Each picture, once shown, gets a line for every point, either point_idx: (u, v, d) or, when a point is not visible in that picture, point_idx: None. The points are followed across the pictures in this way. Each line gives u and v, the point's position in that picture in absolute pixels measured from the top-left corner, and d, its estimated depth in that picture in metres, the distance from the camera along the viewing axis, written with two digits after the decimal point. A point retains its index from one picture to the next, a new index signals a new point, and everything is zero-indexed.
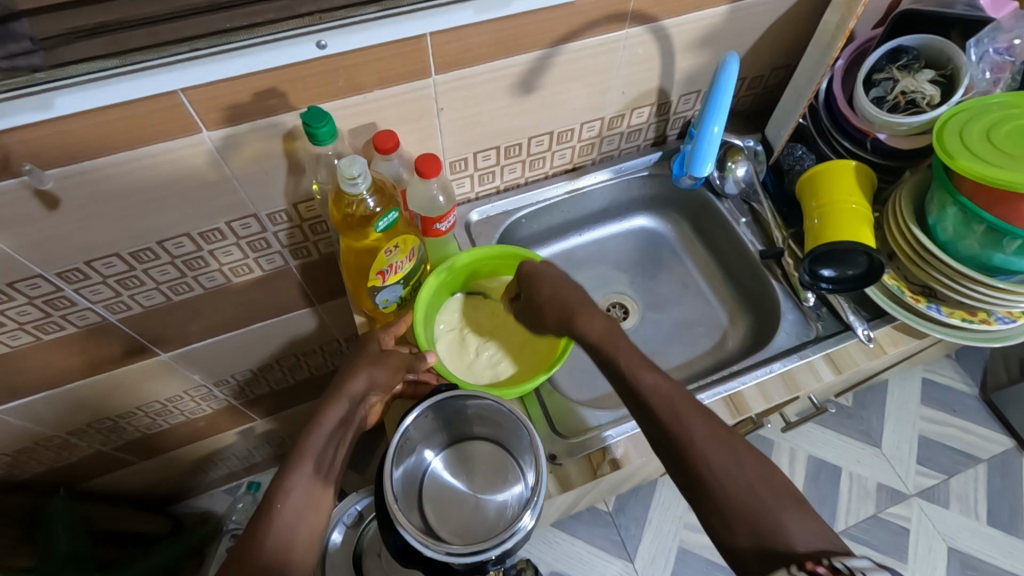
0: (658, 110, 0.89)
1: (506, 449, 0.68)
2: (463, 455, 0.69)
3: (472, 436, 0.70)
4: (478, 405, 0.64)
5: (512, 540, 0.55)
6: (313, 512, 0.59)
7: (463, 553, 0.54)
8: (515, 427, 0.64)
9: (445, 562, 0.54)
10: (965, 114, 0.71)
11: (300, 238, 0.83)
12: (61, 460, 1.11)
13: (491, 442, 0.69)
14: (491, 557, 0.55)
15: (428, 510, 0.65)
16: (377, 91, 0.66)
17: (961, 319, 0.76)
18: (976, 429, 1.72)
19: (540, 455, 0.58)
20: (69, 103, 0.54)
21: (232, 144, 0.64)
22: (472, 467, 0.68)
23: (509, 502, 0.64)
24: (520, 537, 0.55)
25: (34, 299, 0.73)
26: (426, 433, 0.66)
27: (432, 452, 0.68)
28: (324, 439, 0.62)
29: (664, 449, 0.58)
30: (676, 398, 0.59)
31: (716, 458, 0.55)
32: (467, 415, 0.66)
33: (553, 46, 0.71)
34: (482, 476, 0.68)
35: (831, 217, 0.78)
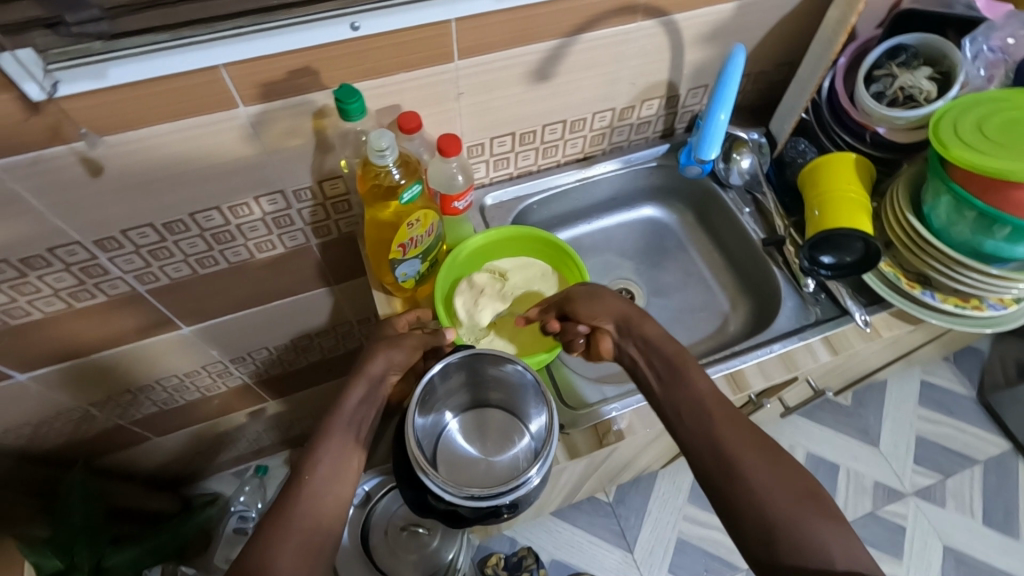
0: (667, 102, 0.93)
1: (517, 416, 0.71)
2: (478, 421, 0.73)
3: (486, 404, 0.73)
4: (495, 368, 0.67)
5: (524, 487, 0.58)
6: (333, 466, 0.63)
7: (479, 497, 0.57)
8: (528, 391, 0.67)
9: (462, 505, 0.57)
10: (959, 109, 0.75)
11: (322, 217, 0.87)
12: (80, 432, 1.15)
13: (503, 411, 0.73)
14: (505, 502, 0.58)
15: (443, 467, 0.68)
16: (403, 73, 0.70)
17: (954, 305, 0.80)
18: (974, 429, 1.74)
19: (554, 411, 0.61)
20: (121, 74, 0.58)
21: (266, 120, 0.68)
22: (485, 434, 0.72)
23: (518, 466, 0.68)
24: (532, 485, 0.58)
25: (70, 266, 0.77)
26: (446, 391, 0.70)
27: (449, 415, 0.72)
28: (348, 406, 0.66)
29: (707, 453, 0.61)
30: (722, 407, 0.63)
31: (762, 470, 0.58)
32: (484, 378, 0.70)
33: (569, 36, 0.75)
34: (493, 440, 0.71)
35: (831, 207, 0.82)
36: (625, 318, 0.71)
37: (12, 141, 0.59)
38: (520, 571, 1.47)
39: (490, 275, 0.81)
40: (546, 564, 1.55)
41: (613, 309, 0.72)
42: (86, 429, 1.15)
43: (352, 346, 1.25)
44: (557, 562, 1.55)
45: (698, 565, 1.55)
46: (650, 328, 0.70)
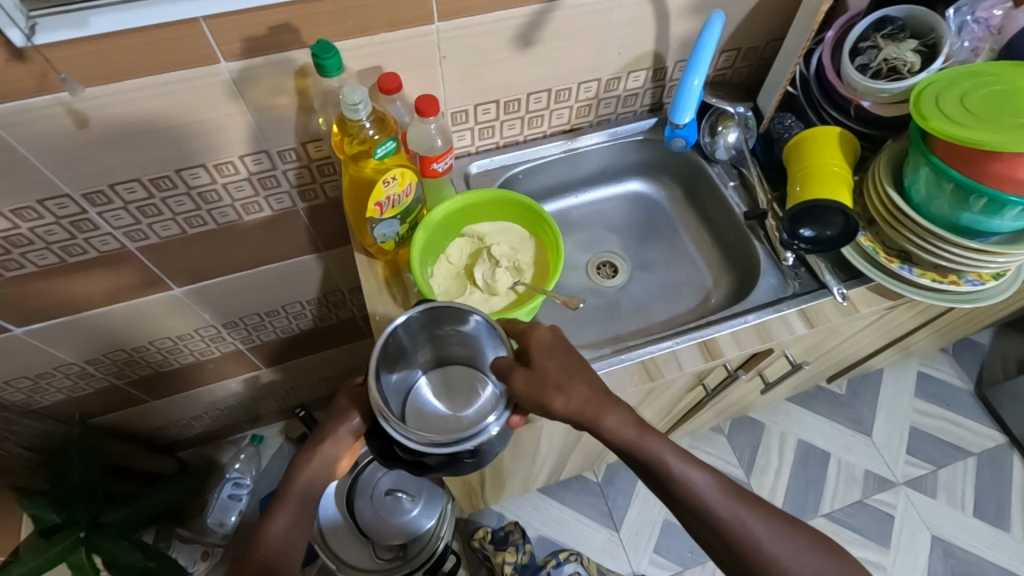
0: (654, 75, 0.93)
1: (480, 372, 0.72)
2: (445, 378, 0.74)
3: (453, 360, 0.75)
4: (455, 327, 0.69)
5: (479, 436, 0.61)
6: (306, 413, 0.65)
7: (441, 442, 0.59)
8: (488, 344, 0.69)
9: (427, 451, 0.59)
10: (941, 81, 0.74)
11: (308, 179, 0.88)
12: (78, 390, 1.18)
13: (467, 368, 0.74)
14: (467, 449, 0.60)
15: (411, 421, 0.70)
16: (384, 34, 0.71)
17: (932, 280, 0.80)
18: (969, 423, 1.73)
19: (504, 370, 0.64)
20: (103, 23, 0.59)
21: (248, 78, 0.70)
22: (452, 390, 0.73)
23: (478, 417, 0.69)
24: (491, 433, 0.61)
25: (61, 219, 0.79)
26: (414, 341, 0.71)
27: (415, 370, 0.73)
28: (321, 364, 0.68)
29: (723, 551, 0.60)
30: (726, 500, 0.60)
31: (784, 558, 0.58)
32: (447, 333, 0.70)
33: (550, 1, 0.75)
34: (460, 396, 0.72)
35: (812, 179, 0.82)
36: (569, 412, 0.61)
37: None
38: (507, 545, 1.48)
39: (506, 270, 0.82)
40: (532, 540, 1.57)
41: (560, 403, 0.60)
42: (83, 388, 1.18)
43: (345, 316, 1.27)
44: (543, 539, 1.57)
45: (683, 547, 1.56)
46: (606, 418, 0.61)
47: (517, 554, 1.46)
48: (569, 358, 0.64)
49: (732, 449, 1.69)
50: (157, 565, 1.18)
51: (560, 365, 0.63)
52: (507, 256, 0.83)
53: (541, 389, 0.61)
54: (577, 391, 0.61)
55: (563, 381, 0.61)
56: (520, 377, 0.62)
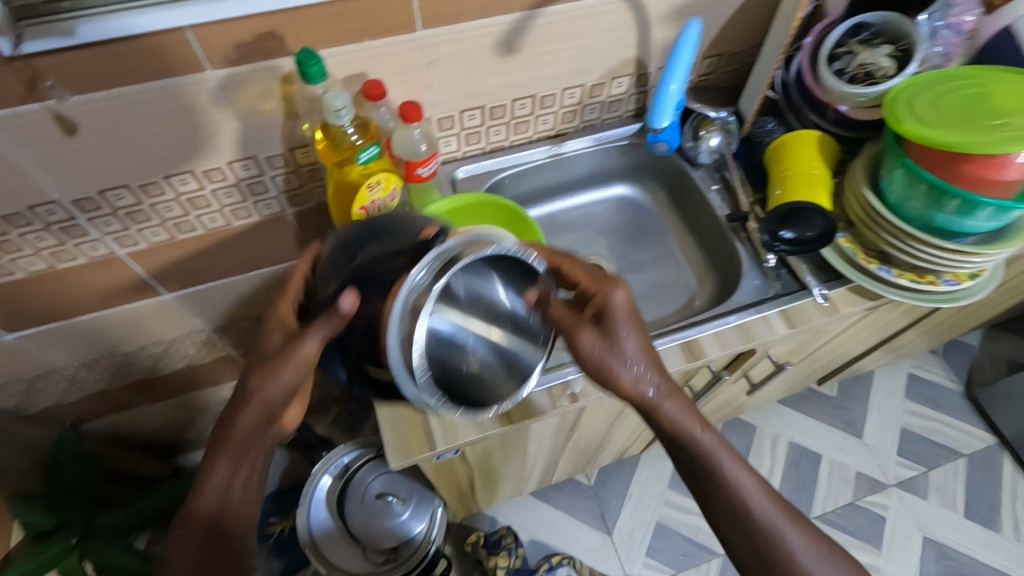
0: (637, 80, 0.95)
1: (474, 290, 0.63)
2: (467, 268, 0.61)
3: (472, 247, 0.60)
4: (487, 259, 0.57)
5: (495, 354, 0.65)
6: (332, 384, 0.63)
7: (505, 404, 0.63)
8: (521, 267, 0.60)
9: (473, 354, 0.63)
10: (914, 85, 0.76)
11: (296, 184, 0.89)
12: (69, 396, 1.18)
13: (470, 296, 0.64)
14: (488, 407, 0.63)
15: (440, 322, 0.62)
16: (369, 40, 0.72)
17: (910, 280, 0.81)
18: (960, 424, 1.74)
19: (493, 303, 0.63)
20: (89, 32, 0.61)
21: (234, 84, 0.71)
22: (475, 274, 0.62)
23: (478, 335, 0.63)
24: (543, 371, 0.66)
25: (51, 225, 0.80)
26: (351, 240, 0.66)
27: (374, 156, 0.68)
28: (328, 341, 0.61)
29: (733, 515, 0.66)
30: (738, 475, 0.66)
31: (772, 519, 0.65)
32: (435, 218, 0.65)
33: (532, 8, 0.77)
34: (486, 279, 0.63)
35: (792, 183, 0.85)
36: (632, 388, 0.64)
37: None
38: (500, 548, 1.48)
39: None
40: (525, 543, 1.57)
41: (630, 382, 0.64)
42: (74, 393, 1.18)
43: None
44: (536, 542, 1.57)
45: (676, 549, 1.56)
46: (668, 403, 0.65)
47: (510, 558, 1.47)
48: (640, 335, 0.65)
49: None
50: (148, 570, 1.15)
51: (633, 337, 0.64)
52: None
53: (613, 360, 0.64)
54: (644, 368, 0.64)
55: (635, 354, 0.64)
56: (589, 339, 0.64)
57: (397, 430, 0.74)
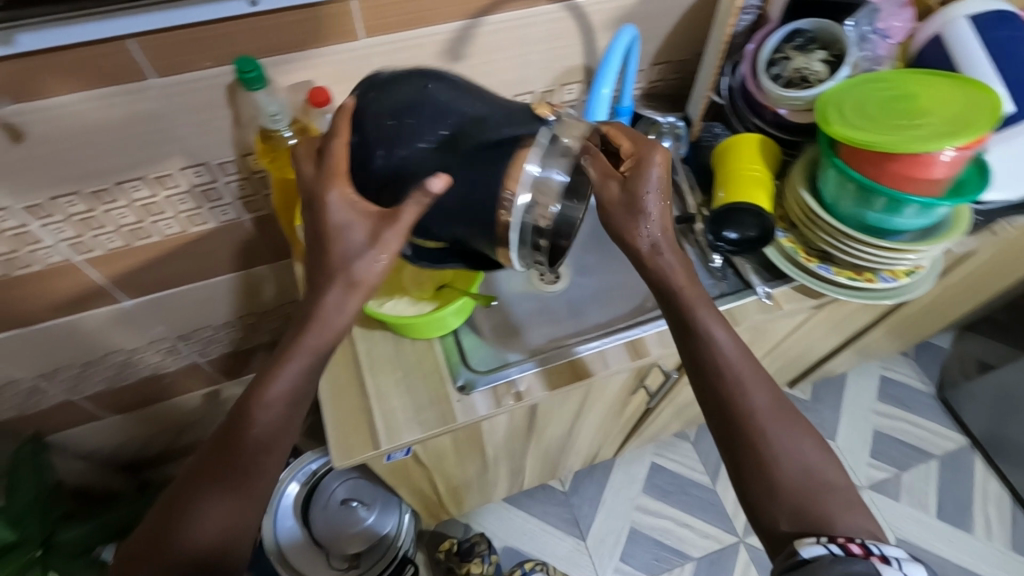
0: (587, 87, 0.97)
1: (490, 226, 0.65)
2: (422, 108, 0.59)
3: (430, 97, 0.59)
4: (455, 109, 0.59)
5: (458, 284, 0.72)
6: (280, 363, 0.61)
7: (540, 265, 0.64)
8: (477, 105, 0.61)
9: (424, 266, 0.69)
10: (844, 89, 0.78)
11: (250, 191, 0.91)
12: (32, 406, 1.18)
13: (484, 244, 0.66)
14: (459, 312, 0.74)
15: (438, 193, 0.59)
16: (311, 49, 0.74)
17: (847, 278, 0.83)
18: (931, 425, 1.75)
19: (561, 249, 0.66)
20: (29, 41, 0.62)
21: (180, 93, 0.73)
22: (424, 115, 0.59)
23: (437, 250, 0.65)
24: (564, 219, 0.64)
25: (4, 233, 0.81)
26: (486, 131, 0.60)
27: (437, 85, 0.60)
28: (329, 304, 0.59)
29: (720, 414, 0.65)
30: (741, 366, 0.65)
31: (771, 430, 0.63)
32: (506, 109, 0.61)
33: (475, 17, 0.79)
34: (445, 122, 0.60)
35: (734, 186, 0.86)
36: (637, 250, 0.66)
37: None
38: (472, 556, 1.47)
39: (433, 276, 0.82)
40: (498, 550, 1.56)
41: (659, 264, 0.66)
42: (37, 404, 1.18)
43: None
44: (509, 549, 1.57)
45: (649, 554, 1.56)
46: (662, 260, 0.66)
47: (482, 565, 1.45)
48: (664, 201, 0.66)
49: (696, 455, 1.69)
50: None
51: (656, 197, 0.64)
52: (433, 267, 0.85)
53: (629, 215, 0.65)
54: (658, 235, 0.65)
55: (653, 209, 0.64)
56: (615, 193, 0.65)
57: (345, 430, 0.75)
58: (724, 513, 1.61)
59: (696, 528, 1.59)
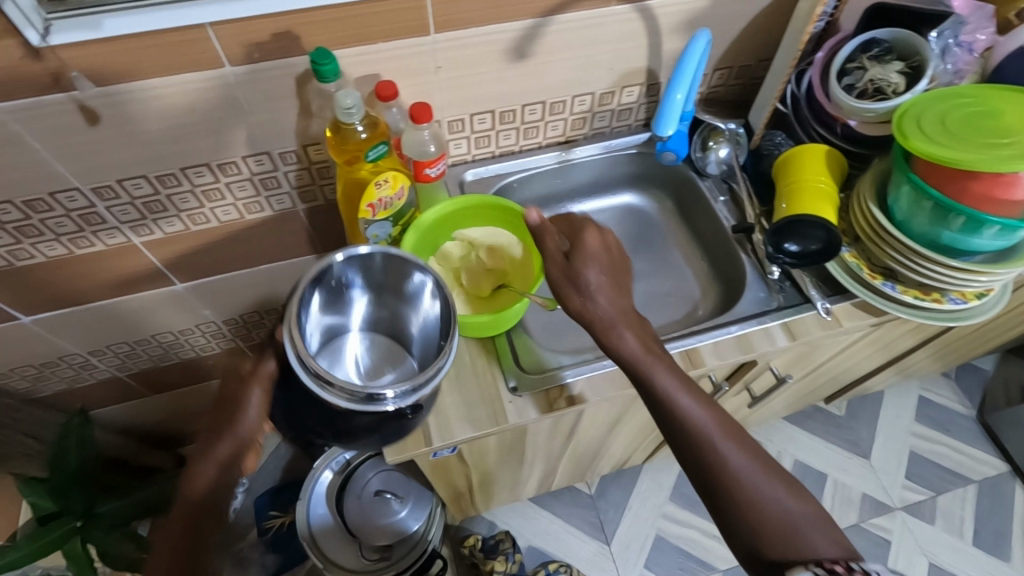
0: (647, 90, 0.95)
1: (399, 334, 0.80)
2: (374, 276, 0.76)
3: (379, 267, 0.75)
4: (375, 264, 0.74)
5: (378, 410, 0.65)
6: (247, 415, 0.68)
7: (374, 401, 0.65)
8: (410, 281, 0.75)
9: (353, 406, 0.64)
10: (923, 102, 0.76)
11: (307, 181, 0.91)
12: (81, 380, 1.21)
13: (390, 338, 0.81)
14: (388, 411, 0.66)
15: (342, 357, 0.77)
16: (381, 43, 0.74)
17: (914, 297, 0.80)
18: (970, 450, 1.70)
19: (448, 334, 0.69)
20: (114, 26, 0.63)
21: (251, 81, 0.73)
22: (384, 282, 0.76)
23: (340, 388, 0.64)
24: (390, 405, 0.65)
25: (70, 212, 0.83)
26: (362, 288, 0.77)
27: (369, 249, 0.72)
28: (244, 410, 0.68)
29: (695, 470, 0.64)
30: (712, 429, 0.64)
31: (749, 484, 0.62)
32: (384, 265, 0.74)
33: (544, 16, 0.78)
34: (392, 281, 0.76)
35: (798, 198, 0.84)
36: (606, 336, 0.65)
37: (17, 82, 0.65)
38: (496, 553, 1.48)
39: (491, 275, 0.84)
40: (522, 549, 1.56)
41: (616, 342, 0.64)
42: (86, 378, 1.21)
43: None
44: (533, 549, 1.57)
45: (674, 563, 1.55)
46: (617, 338, 0.64)
47: (506, 564, 1.46)
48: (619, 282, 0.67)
49: None
50: None
51: (600, 273, 0.66)
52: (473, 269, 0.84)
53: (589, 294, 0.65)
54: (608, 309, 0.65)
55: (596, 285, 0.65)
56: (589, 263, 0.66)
57: None
58: None
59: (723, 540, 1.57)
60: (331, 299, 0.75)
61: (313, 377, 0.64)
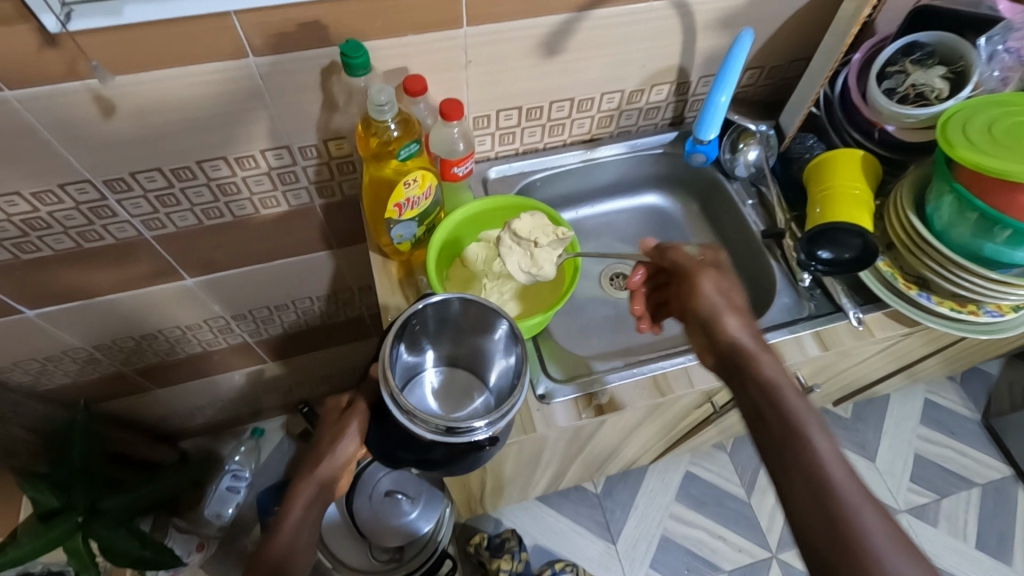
0: (677, 89, 0.93)
1: (478, 368, 0.77)
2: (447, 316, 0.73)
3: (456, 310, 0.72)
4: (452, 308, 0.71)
5: (462, 438, 0.64)
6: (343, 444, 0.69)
7: (452, 434, 0.63)
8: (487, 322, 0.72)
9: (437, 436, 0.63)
10: (968, 109, 0.74)
11: (326, 176, 0.88)
12: (84, 374, 1.18)
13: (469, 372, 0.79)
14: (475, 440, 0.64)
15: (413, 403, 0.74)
16: (411, 35, 0.71)
17: (950, 309, 0.79)
18: (974, 453, 1.69)
19: (524, 371, 0.67)
20: (135, 12, 0.59)
21: (275, 72, 0.70)
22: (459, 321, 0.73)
23: (424, 421, 0.63)
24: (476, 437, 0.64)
25: (80, 205, 0.80)
26: (439, 329, 0.74)
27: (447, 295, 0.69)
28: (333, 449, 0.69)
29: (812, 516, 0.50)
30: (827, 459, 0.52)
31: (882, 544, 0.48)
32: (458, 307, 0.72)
33: (580, 10, 0.75)
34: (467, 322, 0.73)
35: (832, 203, 0.81)
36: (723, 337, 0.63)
37: (29, 69, 0.62)
38: (503, 552, 1.47)
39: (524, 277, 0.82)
40: (528, 548, 1.55)
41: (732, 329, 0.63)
42: (89, 372, 1.17)
43: (351, 315, 1.26)
44: (539, 547, 1.56)
45: (679, 562, 1.55)
46: (731, 325, 0.63)
47: (512, 562, 1.44)
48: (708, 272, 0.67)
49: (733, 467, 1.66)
50: (152, 554, 1.17)
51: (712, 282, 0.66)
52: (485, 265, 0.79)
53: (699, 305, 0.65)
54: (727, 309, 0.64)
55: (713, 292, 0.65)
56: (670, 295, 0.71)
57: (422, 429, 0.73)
58: (757, 527, 1.59)
59: (729, 541, 1.57)
60: (412, 342, 0.73)
61: (403, 409, 0.63)
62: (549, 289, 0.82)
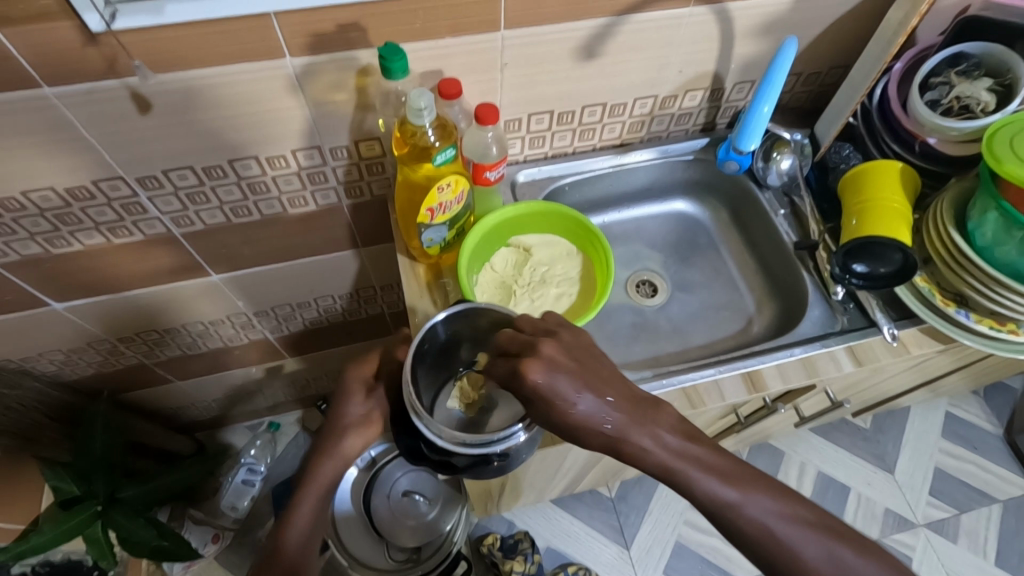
0: (711, 95, 0.91)
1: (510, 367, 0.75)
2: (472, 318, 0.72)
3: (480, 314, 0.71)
4: (477, 313, 0.71)
5: (484, 447, 0.64)
6: None
7: (470, 444, 0.64)
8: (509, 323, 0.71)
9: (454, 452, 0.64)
10: (1017, 125, 0.72)
11: (356, 176, 0.87)
12: (108, 366, 1.18)
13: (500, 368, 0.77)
14: (496, 451, 0.65)
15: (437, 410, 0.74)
16: (447, 39, 0.70)
17: (989, 327, 0.77)
18: (997, 469, 1.61)
19: None
20: (176, 12, 0.59)
21: (311, 73, 0.70)
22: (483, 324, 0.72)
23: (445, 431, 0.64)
24: (517, 439, 0.65)
25: (112, 201, 0.80)
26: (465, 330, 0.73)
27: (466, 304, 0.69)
28: None
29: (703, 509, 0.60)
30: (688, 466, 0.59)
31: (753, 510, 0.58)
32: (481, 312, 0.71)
33: (619, 15, 0.74)
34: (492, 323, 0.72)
35: (869, 215, 0.80)
36: (570, 416, 0.58)
37: (71, 67, 0.62)
38: (516, 554, 1.47)
39: (555, 288, 0.82)
40: (541, 550, 1.55)
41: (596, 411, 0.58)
42: (112, 364, 1.18)
43: (371, 314, 1.26)
44: (552, 549, 1.56)
45: (693, 570, 1.54)
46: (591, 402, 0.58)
47: (525, 563, 1.45)
48: (596, 364, 0.61)
49: None
50: (171, 544, 1.14)
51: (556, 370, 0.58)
52: (510, 275, 0.83)
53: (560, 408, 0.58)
54: (590, 401, 0.58)
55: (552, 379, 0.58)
56: (503, 368, 0.60)
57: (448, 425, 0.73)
58: None
59: None
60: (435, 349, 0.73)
61: (420, 420, 0.65)
62: (581, 301, 0.82)
